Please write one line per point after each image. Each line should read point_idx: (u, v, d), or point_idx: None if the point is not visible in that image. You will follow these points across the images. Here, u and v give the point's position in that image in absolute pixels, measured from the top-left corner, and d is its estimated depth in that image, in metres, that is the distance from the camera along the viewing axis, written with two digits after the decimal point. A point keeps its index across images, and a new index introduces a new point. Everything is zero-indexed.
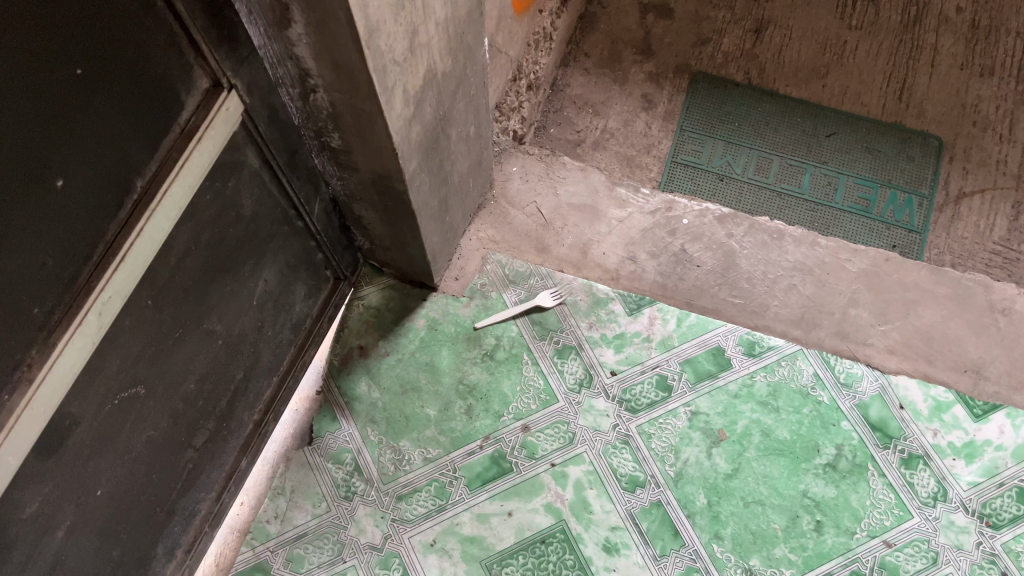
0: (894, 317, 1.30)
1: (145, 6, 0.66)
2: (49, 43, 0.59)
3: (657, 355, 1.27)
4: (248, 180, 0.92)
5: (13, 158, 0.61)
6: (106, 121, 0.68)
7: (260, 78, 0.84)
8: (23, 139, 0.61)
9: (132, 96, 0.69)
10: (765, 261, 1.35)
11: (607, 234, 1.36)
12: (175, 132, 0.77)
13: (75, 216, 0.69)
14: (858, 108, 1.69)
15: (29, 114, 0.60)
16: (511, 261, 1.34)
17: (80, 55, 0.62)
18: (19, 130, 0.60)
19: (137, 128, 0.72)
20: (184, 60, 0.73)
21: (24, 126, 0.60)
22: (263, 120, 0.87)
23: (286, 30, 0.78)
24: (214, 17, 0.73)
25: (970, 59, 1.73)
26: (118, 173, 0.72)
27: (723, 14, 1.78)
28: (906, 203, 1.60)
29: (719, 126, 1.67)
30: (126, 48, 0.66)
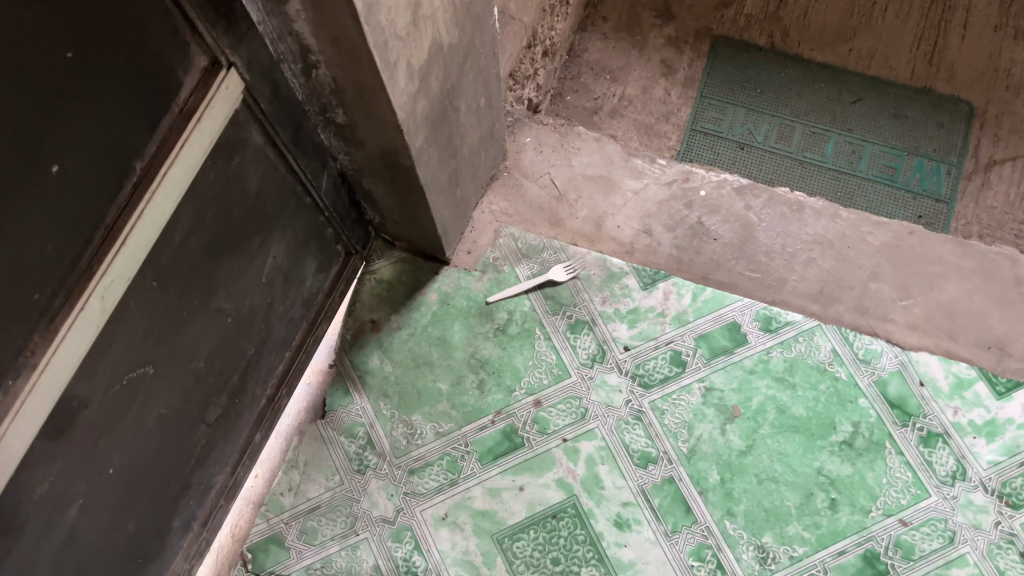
0: (916, 292, 1.27)
1: None
2: (40, 27, 0.57)
3: (672, 330, 1.26)
4: (252, 157, 0.90)
5: (8, 144, 0.60)
6: (102, 104, 0.67)
7: (261, 54, 0.82)
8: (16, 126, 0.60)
9: (127, 77, 0.68)
10: (784, 234, 1.31)
11: (622, 206, 1.34)
12: (174, 112, 0.75)
13: (73, 200, 0.68)
14: (885, 73, 1.64)
15: (22, 100, 0.59)
16: (524, 234, 1.32)
17: (74, 38, 0.61)
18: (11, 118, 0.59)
19: (135, 109, 0.70)
20: (181, 39, 0.72)
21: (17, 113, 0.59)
22: (265, 97, 0.86)
23: (285, 6, 0.76)
24: None
25: (1005, 20, 1.66)
26: (116, 155, 0.71)
27: None
28: (933, 171, 1.56)
29: (741, 93, 1.62)
30: (119, 29, 0.64)
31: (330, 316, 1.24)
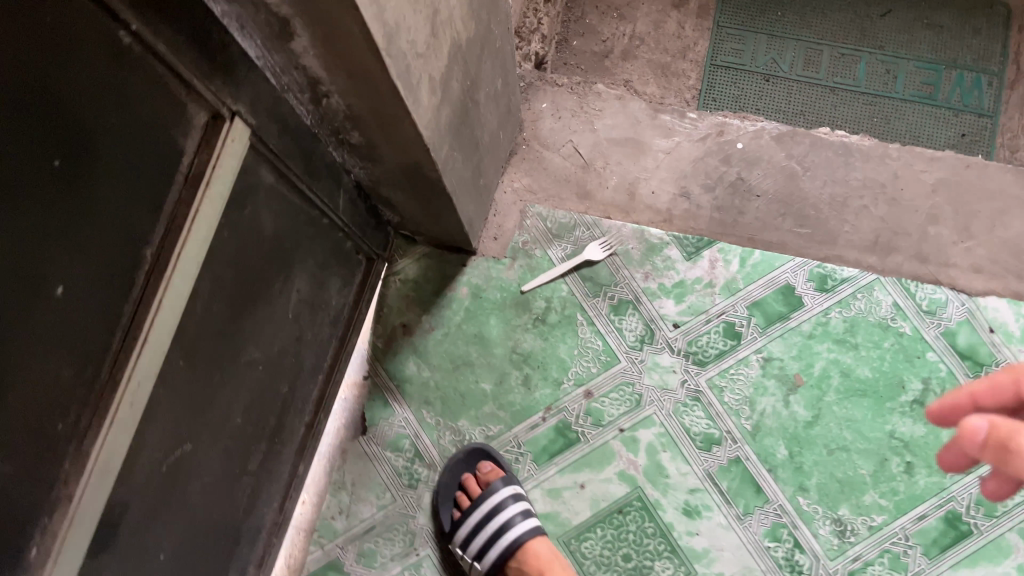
0: (978, 231, 1.18)
1: (123, 57, 0.54)
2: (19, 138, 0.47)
3: (722, 301, 1.18)
4: (264, 198, 0.80)
5: (4, 278, 0.50)
6: (102, 200, 0.57)
7: (263, 91, 0.71)
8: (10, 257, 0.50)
9: (125, 162, 0.57)
10: (832, 181, 1.21)
11: (654, 169, 1.23)
12: (179, 181, 0.65)
13: (85, 312, 0.59)
14: None
15: (13, 226, 0.49)
16: (552, 211, 1.22)
17: (61, 140, 0.51)
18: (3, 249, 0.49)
19: (137, 194, 0.60)
20: (177, 102, 0.61)
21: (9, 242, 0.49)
22: (272, 134, 0.75)
23: (289, 42, 0.64)
24: (201, 44, 0.60)
25: None
26: (124, 249, 0.61)
27: None
28: (974, 83, 1.44)
29: (761, 17, 1.49)
30: (109, 112, 0.54)
31: (358, 327, 1.15)
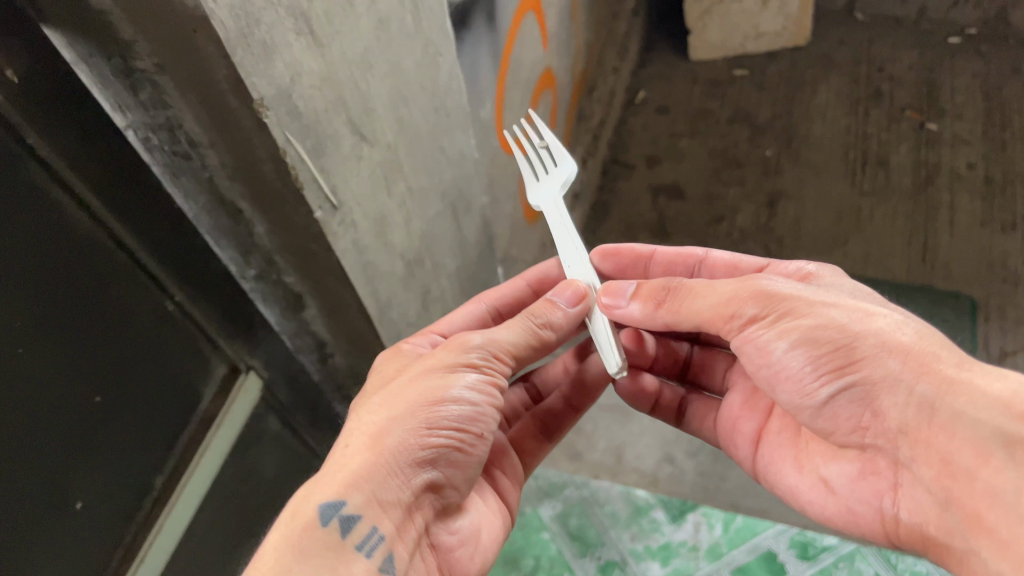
0: None
1: (166, 323, 0.69)
2: (21, 361, 0.56)
3: (706, 565, 1.13)
4: (269, 444, 0.90)
5: (38, 485, 0.60)
6: (132, 412, 0.69)
7: (277, 355, 0.84)
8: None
9: (143, 404, 0.69)
10: None
11: (640, 434, 1.35)
12: (193, 424, 0.77)
13: (64, 543, 0.64)
14: (883, 274, 1.61)
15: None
16: (545, 469, 1.30)
17: (96, 386, 0.64)
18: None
19: (158, 415, 0.72)
20: (204, 356, 0.76)
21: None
22: (282, 390, 0.88)
23: (302, 312, 0.78)
24: (233, 315, 0.76)
25: (989, 216, 1.67)
26: (133, 477, 0.71)
27: (734, 191, 1.76)
28: None
29: None
30: (140, 373, 0.68)
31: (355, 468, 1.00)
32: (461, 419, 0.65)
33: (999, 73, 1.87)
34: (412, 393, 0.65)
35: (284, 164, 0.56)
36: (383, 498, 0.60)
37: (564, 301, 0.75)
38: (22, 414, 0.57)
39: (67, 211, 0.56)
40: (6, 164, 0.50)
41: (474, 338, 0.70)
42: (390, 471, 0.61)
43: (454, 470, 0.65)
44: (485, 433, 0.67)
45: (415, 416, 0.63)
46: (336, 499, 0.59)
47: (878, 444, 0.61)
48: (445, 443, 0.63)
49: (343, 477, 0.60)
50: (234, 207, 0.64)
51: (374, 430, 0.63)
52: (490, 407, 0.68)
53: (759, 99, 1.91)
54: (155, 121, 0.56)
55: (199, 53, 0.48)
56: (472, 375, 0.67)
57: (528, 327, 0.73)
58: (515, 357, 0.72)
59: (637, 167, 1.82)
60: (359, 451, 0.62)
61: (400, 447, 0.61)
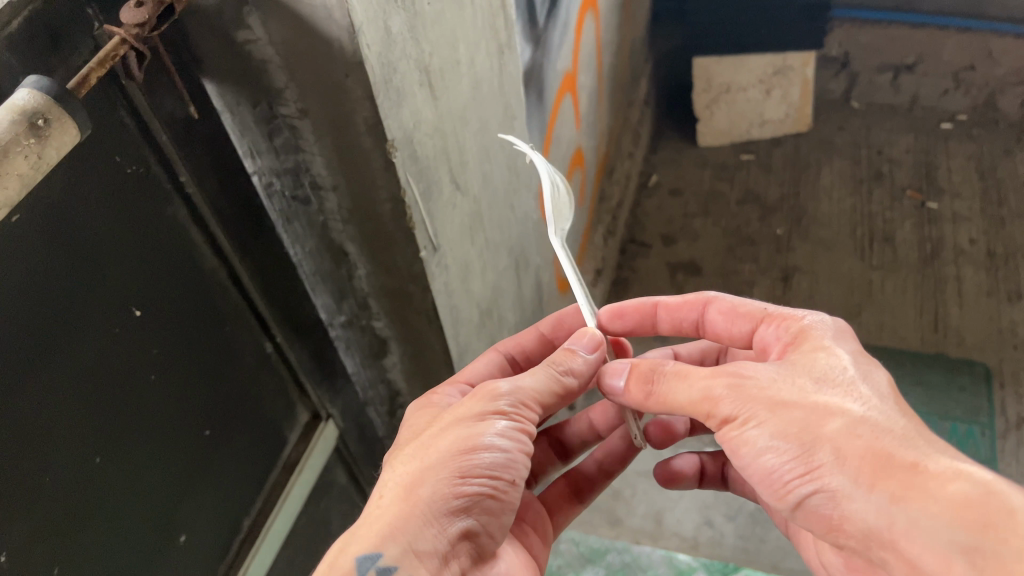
0: None
1: (264, 364, 0.73)
2: (154, 386, 0.59)
3: None
4: (336, 496, 0.92)
5: (152, 511, 0.62)
6: (232, 451, 0.71)
7: (352, 403, 0.89)
8: (92, 494, 0.55)
9: (242, 441, 0.72)
10: None
11: (678, 499, 1.33)
12: (278, 467, 0.80)
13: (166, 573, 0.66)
14: (898, 342, 1.64)
15: (99, 430, 0.55)
16: (584, 536, 1.26)
17: (206, 419, 0.67)
18: (117, 474, 0.57)
19: (253, 456, 0.75)
20: (291, 400, 0.79)
21: (93, 472, 0.55)
22: (353, 440, 0.92)
23: (382, 358, 0.82)
24: (320, 358, 0.80)
25: (995, 286, 1.72)
26: (227, 515, 0.73)
27: (749, 267, 1.82)
28: (969, 433, 1.47)
29: None
30: (241, 412, 0.71)
31: None
32: (495, 466, 0.55)
33: (991, 154, 1.99)
34: (442, 442, 0.56)
35: (402, 205, 0.61)
36: (420, 549, 0.51)
37: (586, 348, 0.64)
38: (143, 439, 0.59)
39: (197, 246, 0.62)
40: (158, 199, 0.56)
41: (501, 383, 0.59)
42: (425, 524, 0.52)
43: (491, 525, 0.56)
44: (521, 482, 0.57)
45: (444, 465, 0.54)
46: (371, 552, 0.51)
47: (850, 546, 0.51)
48: (475, 495, 0.54)
49: (372, 532, 0.52)
50: (341, 250, 0.69)
51: (406, 481, 0.55)
52: (527, 454, 0.58)
53: (767, 181, 2.01)
54: (283, 166, 0.62)
55: (347, 97, 0.54)
56: (504, 420, 0.57)
57: (551, 374, 0.61)
58: (550, 400, 0.61)
59: (654, 245, 1.89)
60: (390, 504, 0.54)
61: (431, 499, 0.53)
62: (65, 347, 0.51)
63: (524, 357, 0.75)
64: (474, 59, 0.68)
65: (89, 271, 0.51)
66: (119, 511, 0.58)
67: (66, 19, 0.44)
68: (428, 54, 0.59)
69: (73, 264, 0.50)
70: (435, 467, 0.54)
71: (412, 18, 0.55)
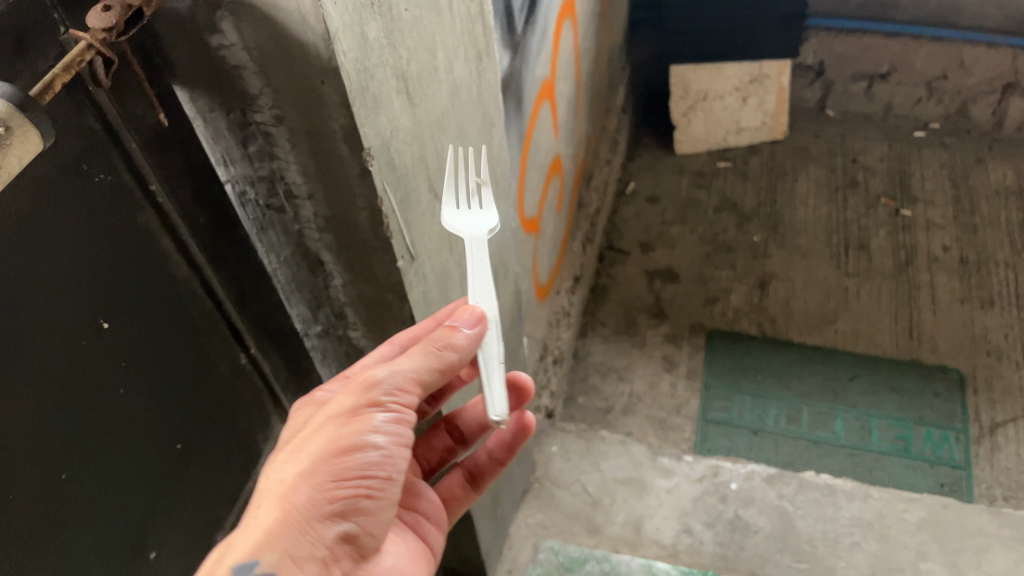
0: (967, 567, 1.19)
1: (236, 374, 0.73)
2: (124, 400, 0.58)
3: None
4: None
5: (123, 526, 0.61)
6: (206, 464, 0.70)
7: None
8: (62, 511, 0.54)
9: (216, 455, 0.71)
10: (822, 519, 1.27)
11: (657, 506, 1.31)
12: (253, 480, 0.79)
13: None
14: (873, 348, 1.65)
15: (69, 444, 0.53)
16: (564, 544, 1.25)
17: (179, 432, 0.65)
18: (87, 490, 0.56)
19: (227, 468, 0.74)
20: (265, 410, 0.79)
21: (60, 489, 0.53)
22: None
23: None
24: (294, 368, 0.80)
25: (968, 293, 1.74)
26: (201, 528, 0.71)
27: (726, 274, 1.82)
28: (943, 438, 1.49)
29: (744, 379, 1.62)
30: (214, 423, 0.70)
31: None
32: (374, 465, 0.54)
33: (963, 163, 2.01)
34: (316, 441, 0.54)
35: (379, 214, 0.60)
36: (297, 555, 0.50)
37: (467, 324, 0.58)
38: (112, 453, 0.58)
39: (168, 255, 0.61)
40: (129, 208, 0.56)
41: (377, 370, 0.56)
42: (300, 532, 0.51)
43: (371, 521, 0.55)
44: (401, 475, 0.56)
45: (320, 470, 0.52)
46: (246, 562, 0.50)
47: None
48: (352, 496, 0.53)
49: (248, 540, 0.51)
50: (317, 259, 0.67)
51: (282, 485, 0.53)
52: (406, 446, 0.56)
53: (744, 188, 2.02)
54: (257, 173, 0.60)
55: (323, 103, 0.52)
56: (381, 413, 0.55)
57: (428, 353, 0.57)
58: (432, 381, 0.58)
59: (632, 252, 1.89)
60: (266, 511, 0.52)
61: (305, 505, 0.52)
62: (30, 362, 0.49)
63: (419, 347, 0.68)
64: (453, 66, 0.68)
65: (61, 280, 0.50)
66: (90, 527, 0.57)
67: (32, 24, 0.43)
68: (405, 60, 0.58)
69: (42, 273, 0.49)
70: (310, 470, 0.52)
71: (389, 24, 0.54)
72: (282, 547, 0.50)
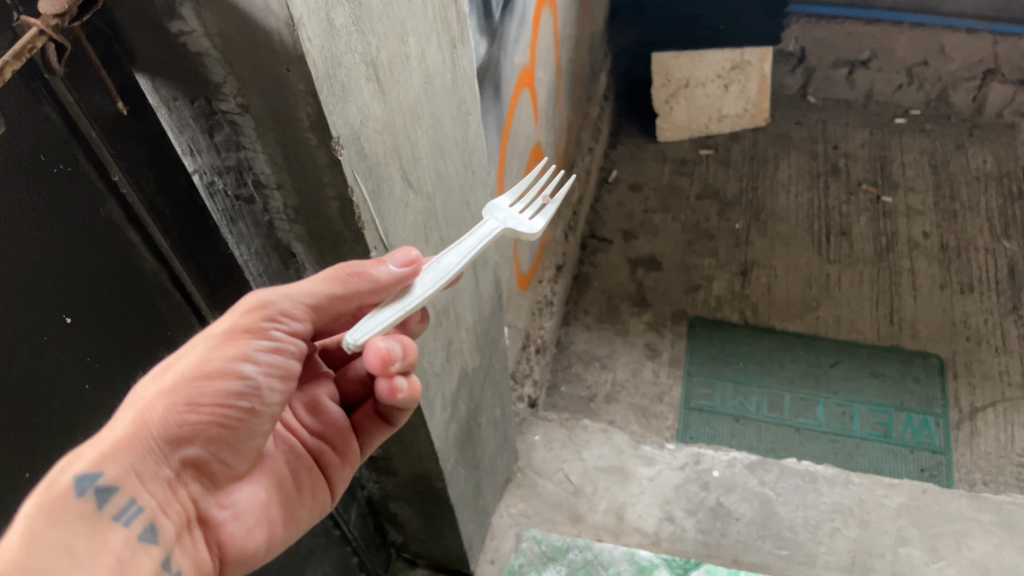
0: (946, 551, 1.20)
1: None
2: (88, 396, 0.57)
3: None
4: None
5: None
6: None
7: None
8: (21, 508, 0.53)
9: None
10: (803, 505, 1.27)
11: (640, 494, 1.30)
12: None
13: None
14: (854, 335, 1.66)
15: (30, 442, 0.52)
16: (546, 533, 1.25)
17: None
18: (48, 487, 0.55)
19: None
20: None
21: (25, 487, 0.53)
22: None
23: None
24: None
25: (948, 279, 1.75)
26: None
27: (709, 261, 1.82)
28: (923, 423, 1.50)
29: (726, 366, 1.62)
30: None
31: None
32: (236, 392, 0.52)
33: (944, 149, 2.02)
34: (181, 357, 0.51)
35: (350, 204, 0.59)
36: (140, 471, 0.49)
37: (396, 262, 0.56)
38: (76, 449, 0.57)
39: (135, 250, 0.59)
40: (90, 199, 0.54)
41: (268, 292, 0.54)
42: (146, 448, 0.49)
43: (215, 446, 0.54)
44: (260, 407, 0.55)
45: (180, 386, 0.50)
46: (90, 470, 0.46)
47: None
48: (208, 419, 0.51)
49: (91, 447, 0.47)
50: (289, 251, 0.67)
51: (138, 395, 0.49)
52: (271, 379, 0.55)
53: (726, 175, 2.02)
54: (225, 164, 0.60)
55: (289, 92, 0.51)
56: (257, 342, 0.53)
57: (330, 285, 0.55)
58: (318, 314, 0.57)
59: (614, 240, 1.88)
60: (116, 421, 0.48)
61: (161, 423, 0.49)
62: None
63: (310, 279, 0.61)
64: (425, 53, 0.66)
65: (20, 273, 0.49)
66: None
67: None
68: (375, 47, 0.57)
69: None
70: (168, 388, 0.49)
71: (357, 10, 0.53)
72: (129, 466, 0.48)
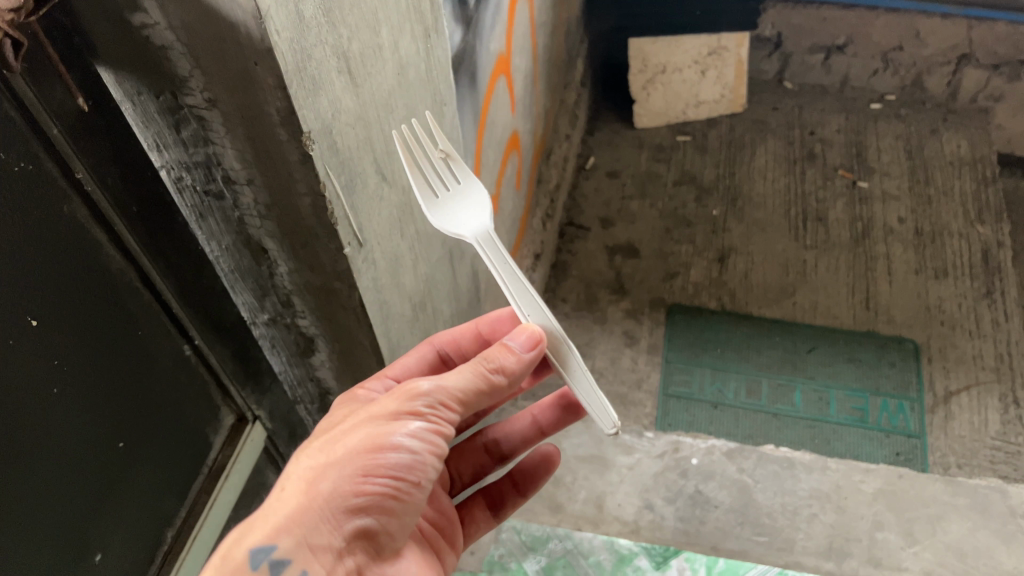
0: (922, 536, 1.20)
1: (182, 368, 0.70)
2: (57, 400, 0.55)
3: None
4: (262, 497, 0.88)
5: (65, 528, 0.58)
6: (152, 461, 0.68)
7: (280, 403, 0.86)
8: None
9: (162, 450, 0.69)
10: (780, 492, 1.28)
11: (619, 483, 1.31)
12: (203, 474, 0.76)
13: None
14: (831, 321, 1.67)
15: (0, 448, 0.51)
16: (526, 524, 1.24)
17: (121, 431, 0.63)
18: (18, 498, 0.53)
19: (176, 464, 0.71)
20: (214, 403, 0.76)
21: None
22: (283, 440, 0.89)
23: (310, 356, 0.80)
24: (245, 362, 0.77)
25: (923, 264, 1.76)
26: (151, 527, 0.69)
27: (686, 248, 1.82)
28: (899, 408, 1.51)
29: (704, 353, 1.62)
30: (159, 420, 0.68)
31: None
32: (404, 468, 0.54)
33: (918, 133, 2.03)
34: (350, 438, 0.54)
35: (322, 199, 0.57)
36: (316, 544, 0.51)
37: (521, 345, 0.58)
38: (48, 454, 0.55)
39: (101, 249, 0.58)
40: (54, 200, 0.53)
41: (423, 381, 0.56)
42: (320, 519, 0.52)
43: (391, 522, 0.55)
44: (428, 482, 0.56)
45: (349, 462, 0.53)
46: (265, 544, 0.51)
47: None
48: (380, 493, 0.53)
49: (270, 519, 0.52)
50: (260, 246, 0.65)
51: (309, 472, 0.53)
52: (435, 457, 0.56)
53: (703, 161, 2.01)
54: (193, 159, 0.58)
55: (258, 87, 0.50)
56: (418, 420, 0.55)
57: (478, 371, 0.58)
58: (476, 399, 0.58)
59: (593, 228, 1.87)
60: (290, 496, 0.52)
61: (329, 494, 0.52)
62: None
63: (458, 353, 0.75)
64: (399, 44, 0.65)
65: None
66: (25, 536, 0.54)
67: None
68: (346, 39, 0.56)
69: None
70: (338, 463, 0.53)
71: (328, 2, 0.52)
72: (300, 537, 0.51)
